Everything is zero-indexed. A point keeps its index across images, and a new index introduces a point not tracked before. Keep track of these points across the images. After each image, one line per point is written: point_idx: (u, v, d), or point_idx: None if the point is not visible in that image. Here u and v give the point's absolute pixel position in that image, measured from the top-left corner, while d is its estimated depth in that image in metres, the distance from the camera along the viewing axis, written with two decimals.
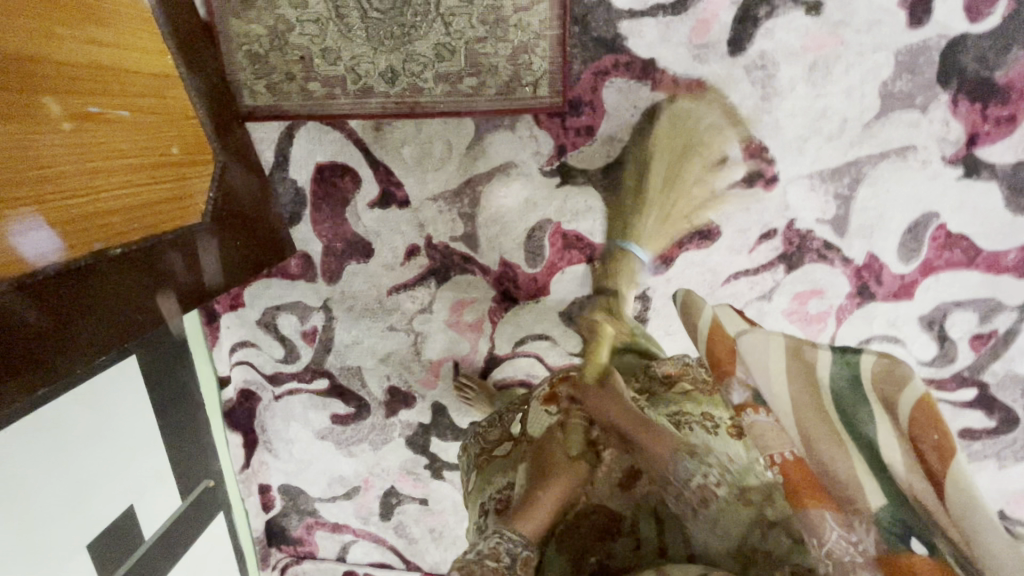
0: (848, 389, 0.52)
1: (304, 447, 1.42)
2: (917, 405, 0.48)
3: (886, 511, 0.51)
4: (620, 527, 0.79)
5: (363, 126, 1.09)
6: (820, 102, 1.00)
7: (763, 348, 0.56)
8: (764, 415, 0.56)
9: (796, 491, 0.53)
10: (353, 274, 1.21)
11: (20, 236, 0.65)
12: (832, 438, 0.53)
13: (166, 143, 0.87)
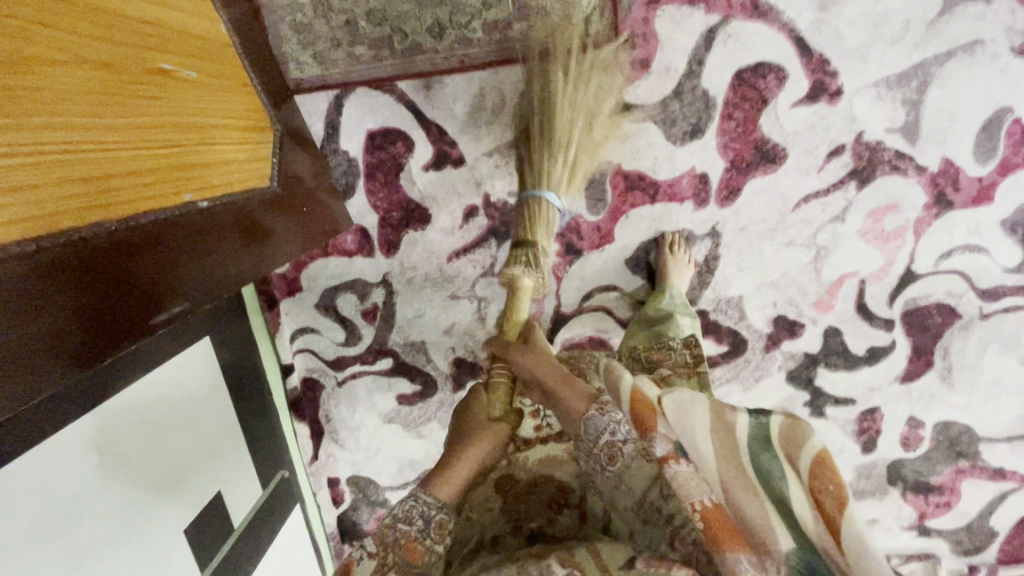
0: (762, 445, 0.57)
1: (371, 434, 1.38)
2: (812, 461, 0.53)
3: (795, 552, 0.55)
4: (568, 502, 0.87)
5: (413, 87, 1.08)
6: (881, 5, 0.98)
7: (688, 413, 0.62)
8: (688, 467, 0.61)
9: (715, 538, 0.56)
10: (412, 244, 1.20)
11: (120, 181, 0.63)
12: (744, 484, 0.58)
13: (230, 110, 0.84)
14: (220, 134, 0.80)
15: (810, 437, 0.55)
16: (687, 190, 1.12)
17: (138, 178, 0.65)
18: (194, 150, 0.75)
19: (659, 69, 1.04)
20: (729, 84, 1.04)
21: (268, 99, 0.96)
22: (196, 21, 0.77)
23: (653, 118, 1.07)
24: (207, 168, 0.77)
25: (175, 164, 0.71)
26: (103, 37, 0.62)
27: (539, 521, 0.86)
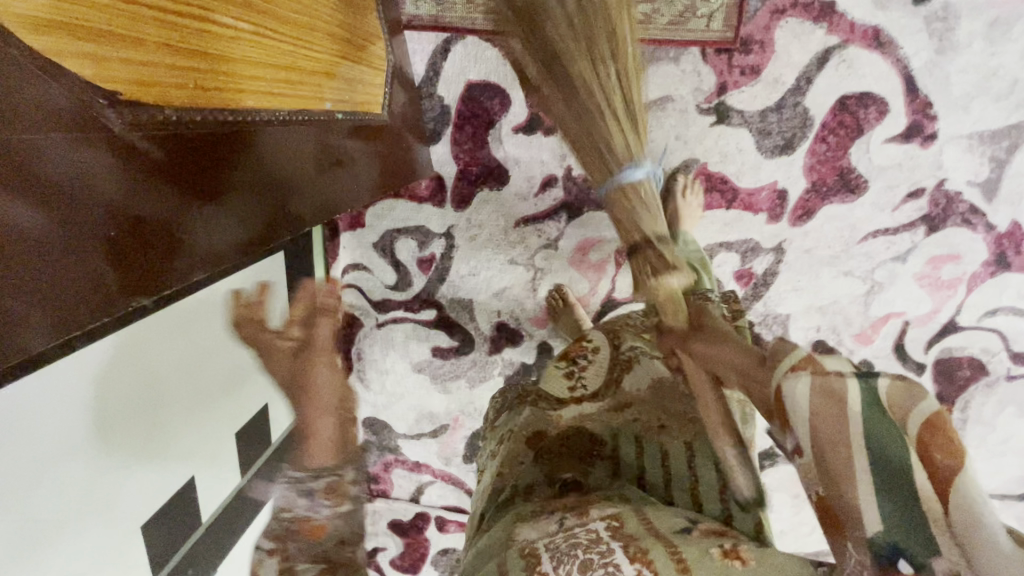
0: (874, 414, 0.52)
1: (398, 380, 1.40)
2: (924, 428, 0.49)
3: (881, 534, 0.51)
4: (601, 452, 0.95)
5: (523, 46, 1.08)
6: (995, 60, 1.00)
7: (796, 395, 0.57)
8: (803, 457, 0.57)
9: (834, 526, 0.56)
10: (484, 202, 1.21)
11: (274, 72, 0.58)
12: (848, 464, 0.52)
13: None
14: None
15: (920, 403, 0.50)
16: (763, 203, 1.14)
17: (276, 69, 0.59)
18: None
19: (767, 79, 1.05)
20: (831, 108, 1.06)
21: (387, 27, 0.96)
22: None
23: (750, 125, 1.09)
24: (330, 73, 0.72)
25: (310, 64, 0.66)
26: None
27: (574, 471, 0.93)
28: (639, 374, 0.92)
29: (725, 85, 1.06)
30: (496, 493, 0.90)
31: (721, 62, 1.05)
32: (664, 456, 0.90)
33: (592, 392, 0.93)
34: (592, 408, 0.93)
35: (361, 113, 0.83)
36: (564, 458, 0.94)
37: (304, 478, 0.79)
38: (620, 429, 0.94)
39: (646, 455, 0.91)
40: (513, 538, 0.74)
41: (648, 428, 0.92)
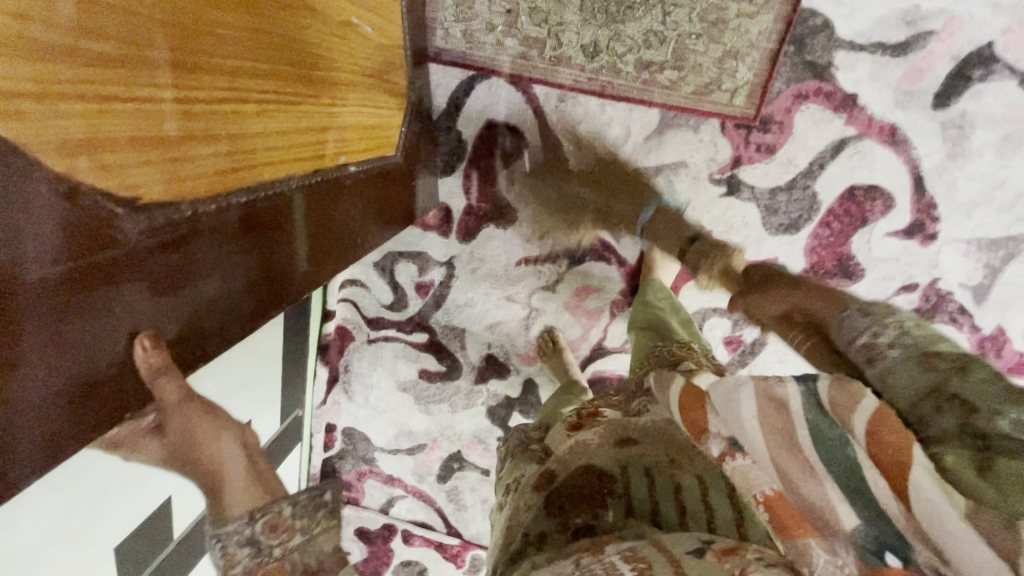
0: (819, 414, 0.46)
1: (382, 396, 1.41)
2: (875, 424, 0.43)
3: (861, 529, 0.45)
4: (612, 491, 0.85)
5: (546, 94, 1.08)
6: (1002, 173, 1.02)
7: (732, 400, 0.51)
8: (745, 458, 0.52)
9: (784, 527, 0.48)
10: (489, 238, 1.22)
11: (283, 145, 0.62)
12: (802, 463, 0.47)
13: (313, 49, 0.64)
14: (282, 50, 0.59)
15: (862, 397, 0.44)
16: None
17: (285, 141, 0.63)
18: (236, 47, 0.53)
19: (781, 159, 1.07)
20: (839, 195, 1.08)
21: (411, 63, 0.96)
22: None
23: (759, 201, 1.10)
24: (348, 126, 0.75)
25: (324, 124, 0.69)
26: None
27: (588, 515, 0.83)
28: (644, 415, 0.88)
29: (740, 159, 1.08)
30: (506, 547, 0.81)
31: (739, 137, 1.06)
32: (676, 493, 0.83)
33: (581, 426, 0.87)
34: (593, 442, 0.86)
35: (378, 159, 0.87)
36: (575, 503, 0.84)
37: (240, 527, 0.52)
38: (627, 463, 0.87)
39: (660, 495, 0.83)
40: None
41: (657, 462, 0.86)
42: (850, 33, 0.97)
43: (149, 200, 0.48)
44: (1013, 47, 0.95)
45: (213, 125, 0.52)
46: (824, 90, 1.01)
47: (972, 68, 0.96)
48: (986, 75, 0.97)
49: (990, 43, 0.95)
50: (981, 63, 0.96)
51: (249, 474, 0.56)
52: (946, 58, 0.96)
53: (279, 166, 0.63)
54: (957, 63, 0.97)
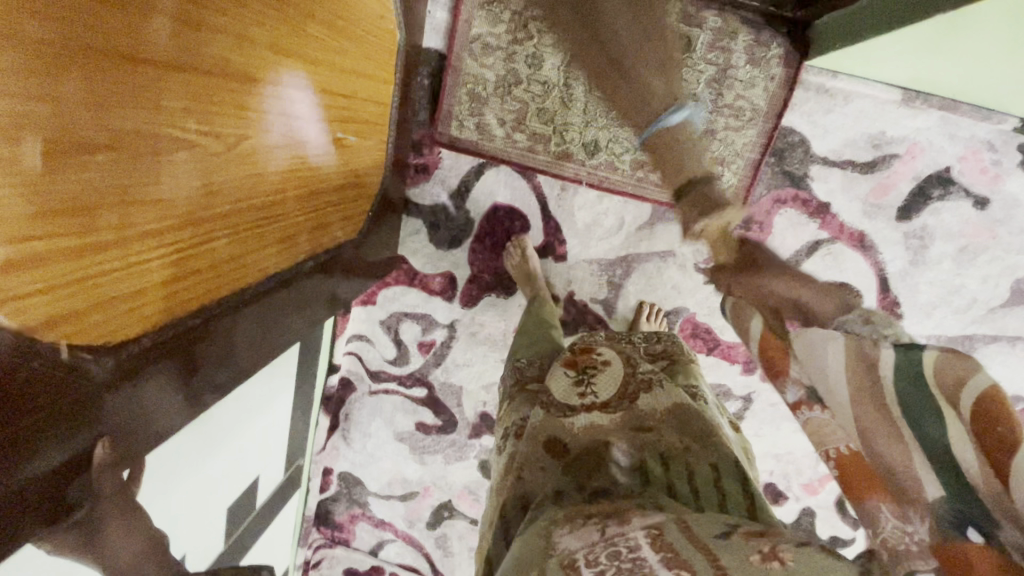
0: (919, 383, 0.56)
1: (379, 444, 1.48)
2: (979, 400, 0.51)
3: (943, 504, 0.55)
4: (626, 463, 0.81)
5: (550, 183, 1.19)
6: (958, 280, 1.12)
7: (823, 356, 0.63)
8: (825, 413, 0.64)
9: (856, 488, 0.62)
10: (490, 305, 1.31)
11: (196, 256, 0.68)
12: (890, 430, 0.58)
13: (249, 181, 0.74)
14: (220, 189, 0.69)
15: (975, 375, 0.52)
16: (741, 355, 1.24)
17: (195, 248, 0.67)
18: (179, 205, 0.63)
19: None
20: None
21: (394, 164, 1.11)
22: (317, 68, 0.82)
23: None
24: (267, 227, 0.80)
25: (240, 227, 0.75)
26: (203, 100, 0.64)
27: (601, 480, 0.78)
28: (660, 398, 0.86)
29: None
30: (519, 497, 0.81)
31: None
32: (689, 475, 0.78)
33: (603, 402, 0.87)
34: (604, 413, 0.86)
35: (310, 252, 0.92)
36: (588, 469, 0.80)
37: None
38: (643, 442, 0.82)
39: (675, 472, 0.78)
40: (553, 548, 0.63)
41: (673, 445, 0.82)
42: (825, 150, 1.08)
43: (67, 322, 0.52)
44: (968, 172, 1.06)
45: (133, 236, 0.58)
46: (800, 197, 1.12)
47: (932, 188, 1.08)
48: (943, 195, 1.08)
49: (948, 168, 1.06)
50: (940, 184, 1.07)
51: (147, 553, 0.62)
52: (909, 178, 1.08)
53: (220, 282, 0.72)
54: (918, 183, 1.08)
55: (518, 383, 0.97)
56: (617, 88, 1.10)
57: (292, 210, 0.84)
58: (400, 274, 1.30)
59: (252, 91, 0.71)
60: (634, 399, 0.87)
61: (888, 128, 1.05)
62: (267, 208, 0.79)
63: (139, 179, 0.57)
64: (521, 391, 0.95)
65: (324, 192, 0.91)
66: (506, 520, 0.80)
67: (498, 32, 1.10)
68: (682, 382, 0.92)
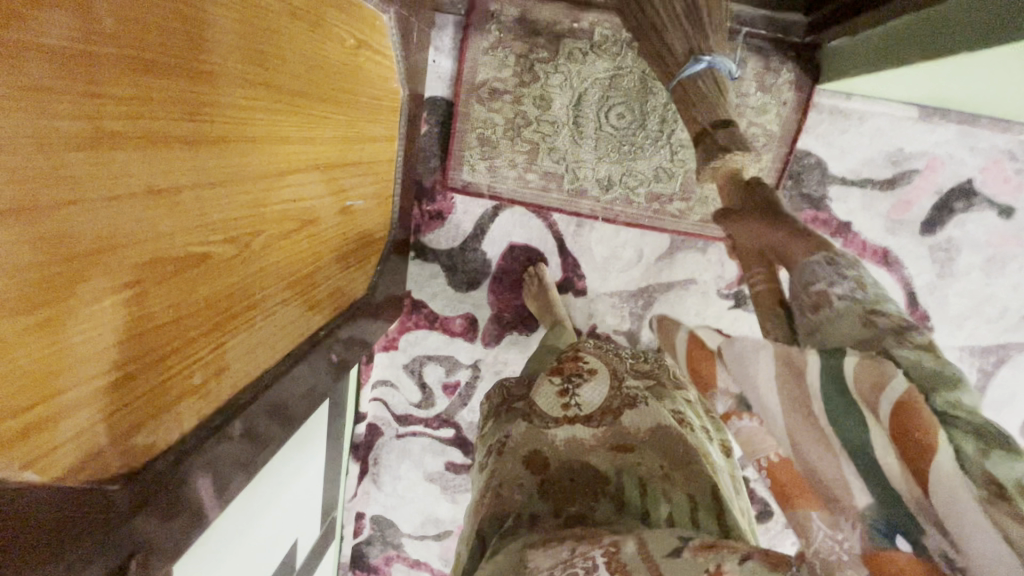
0: (838, 393, 0.50)
1: (409, 485, 1.47)
2: (894, 406, 0.46)
3: (875, 512, 0.50)
4: (605, 490, 0.79)
5: (565, 220, 1.19)
6: (988, 290, 1.10)
7: (754, 364, 0.57)
8: (751, 422, 0.62)
9: (785, 491, 0.56)
10: (512, 343, 1.30)
11: (213, 341, 0.58)
12: (814, 436, 0.52)
13: (285, 255, 0.71)
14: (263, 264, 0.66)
15: (890, 379, 0.47)
16: None
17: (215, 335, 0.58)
18: (227, 281, 0.59)
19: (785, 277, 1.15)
20: None
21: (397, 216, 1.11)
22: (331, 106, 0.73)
23: None
24: (278, 290, 0.71)
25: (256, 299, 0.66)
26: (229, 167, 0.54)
27: (581, 504, 0.77)
28: (642, 416, 0.85)
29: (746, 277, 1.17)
30: (495, 518, 0.78)
31: None
32: (666, 501, 0.76)
33: (586, 415, 0.86)
34: (585, 432, 0.85)
35: (313, 305, 0.83)
36: (568, 491, 0.79)
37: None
38: (622, 466, 0.81)
39: (651, 497, 0.77)
40: (525, 568, 0.63)
41: (652, 471, 0.80)
42: (842, 170, 1.07)
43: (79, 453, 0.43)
44: (991, 182, 1.05)
45: (144, 339, 0.48)
46: (821, 218, 1.11)
47: (954, 200, 1.06)
48: (967, 207, 1.06)
49: (970, 180, 1.05)
50: (963, 196, 1.06)
51: None
52: (930, 192, 1.06)
53: (257, 362, 0.67)
54: (940, 197, 1.06)
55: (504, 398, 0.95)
56: (628, 123, 1.09)
57: (311, 284, 0.81)
58: (420, 318, 1.30)
59: (296, 142, 0.66)
60: (617, 416, 0.86)
61: (905, 144, 1.04)
62: (281, 270, 0.71)
63: (205, 260, 0.53)
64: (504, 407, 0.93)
65: (329, 272, 0.87)
66: (482, 535, 0.78)
67: (505, 76, 1.09)
68: (669, 404, 0.88)
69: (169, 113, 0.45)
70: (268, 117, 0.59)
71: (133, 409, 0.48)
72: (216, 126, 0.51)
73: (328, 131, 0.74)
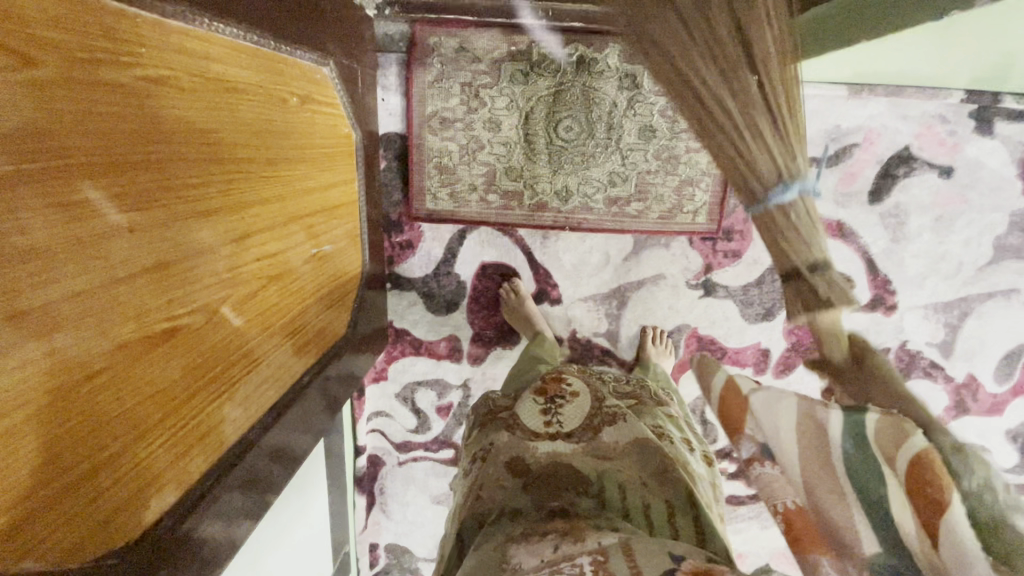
0: (856, 446, 0.44)
1: (418, 510, 1.49)
2: (914, 463, 0.40)
3: (880, 558, 0.45)
4: (586, 489, 0.82)
5: (531, 234, 1.22)
6: (942, 248, 1.15)
7: (775, 410, 0.51)
8: (771, 467, 0.53)
9: (796, 537, 0.51)
10: (498, 358, 1.33)
11: (203, 395, 0.61)
12: (828, 484, 0.47)
13: (261, 314, 0.74)
14: (240, 326, 0.69)
15: (910, 436, 0.41)
16: (749, 359, 1.25)
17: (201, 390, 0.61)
18: (205, 337, 0.61)
19: (748, 260, 1.20)
20: None
21: (369, 252, 1.15)
22: (281, 148, 0.75)
23: (733, 297, 1.22)
24: (261, 332, 0.74)
25: (238, 344, 0.68)
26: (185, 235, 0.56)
27: (563, 501, 0.80)
28: (621, 430, 0.89)
29: (711, 266, 1.21)
30: (478, 514, 0.84)
31: (706, 247, 1.20)
32: (645, 506, 0.79)
33: (567, 432, 0.91)
34: (566, 446, 0.89)
35: (299, 337, 0.87)
36: (549, 489, 0.83)
37: None
38: (602, 470, 0.84)
39: (631, 499, 0.80)
40: (507, 563, 0.68)
41: (633, 477, 0.83)
42: None
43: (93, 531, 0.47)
44: (927, 147, 1.09)
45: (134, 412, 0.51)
46: None
47: (896, 168, 1.11)
48: (909, 172, 1.11)
49: (907, 146, 1.10)
50: (903, 163, 1.10)
51: None
52: (872, 162, 1.11)
53: (251, 418, 0.70)
54: (882, 166, 1.11)
55: (490, 408, 1.01)
56: (577, 134, 1.13)
57: (291, 337, 0.84)
58: (405, 346, 1.33)
59: (248, 195, 0.68)
60: (597, 432, 0.90)
61: (842, 121, 1.08)
62: (260, 314, 0.73)
63: (178, 329, 0.57)
64: (491, 417, 0.99)
65: (306, 323, 0.90)
66: (462, 532, 0.84)
67: (452, 105, 1.13)
68: (649, 420, 0.92)
69: (128, 204, 0.48)
70: (223, 188, 0.62)
71: (124, 484, 0.51)
72: (173, 206, 0.54)
73: (282, 177, 0.76)
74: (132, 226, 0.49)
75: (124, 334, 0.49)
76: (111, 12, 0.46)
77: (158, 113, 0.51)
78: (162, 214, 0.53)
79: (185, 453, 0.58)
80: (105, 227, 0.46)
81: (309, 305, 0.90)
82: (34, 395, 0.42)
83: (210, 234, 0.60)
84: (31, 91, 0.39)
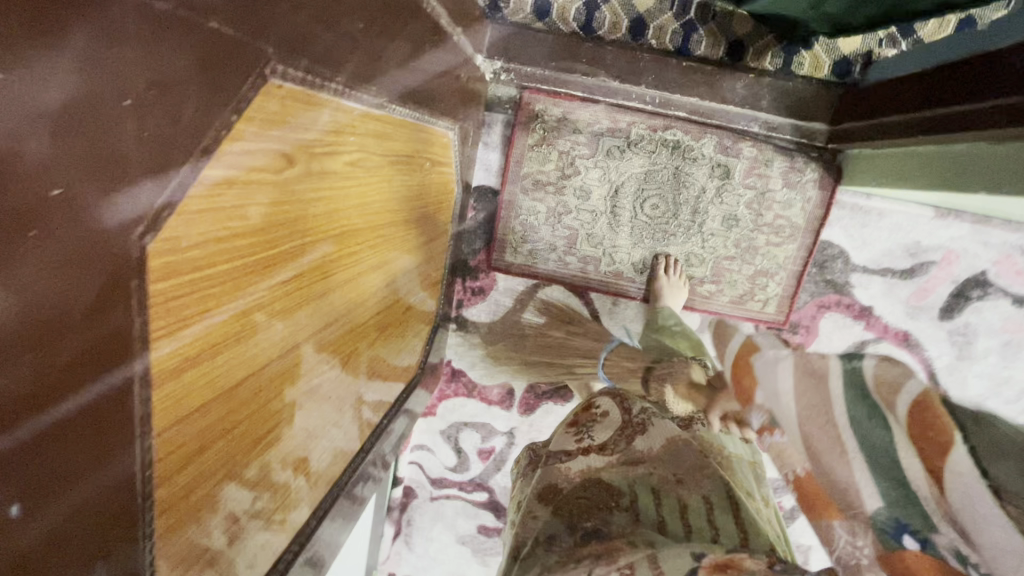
0: (859, 395, 0.51)
1: (440, 546, 1.45)
2: (913, 405, 0.48)
3: (884, 512, 0.50)
4: (618, 503, 0.74)
5: (601, 299, 1.27)
6: (1006, 372, 1.16)
7: (774, 370, 0.58)
8: (783, 436, 0.56)
9: (812, 505, 0.57)
10: (547, 411, 1.34)
11: (315, 444, 0.65)
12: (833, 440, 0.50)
13: (368, 362, 0.79)
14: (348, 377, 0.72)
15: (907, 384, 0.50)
16: None
17: (314, 438, 0.65)
18: (329, 389, 0.65)
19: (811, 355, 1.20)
20: None
21: (445, 295, 1.19)
22: (412, 210, 0.81)
23: None
24: (364, 373, 0.78)
25: (350, 388, 0.73)
26: (337, 298, 0.61)
27: (595, 520, 0.72)
28: (653, 436, 0.81)
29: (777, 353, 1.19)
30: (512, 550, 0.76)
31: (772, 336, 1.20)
32: (682, 509, 0.73)
33: (600, 445, 0.83)
34: (601, 460, 0.81)
35: (383, 379, 0.90)
36: (580, 509, 0.74)
37: None
38: (634, 479, 0.76)
39: (666, 509, 0.72)
40: None
41: (664, 481, 0.76)
42: (863, 260, 1.15)
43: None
44: (1004, 274, 1.12)
45: (270, 464, 0.55)
46: (844, 302, 1.17)
47: (969, 289, 1.13)
48: (982, 295, 1.13)
49: (984, 271, 1.12)
50: (977, 285, 1.13)
51: None
52: (947, 281, 1.14)
53: (332, 472, 0.72)
54: (956, 286, 1.14)
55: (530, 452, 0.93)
56: (661, 214, 1.18)
57: (377, 380, 0.87)
58: (459, 386, 1.35)
59: (384, 251, 0.73)
60: (630, 442, 0.82)
61: (922, 239, 1.12)
62: (367, 358, 0.78)
63: (314, 386, 0.60)
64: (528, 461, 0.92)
65: (390, 366, 0.92)
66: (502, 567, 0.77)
67: (547, 169, 1.18)
68: (678, 412, 0.84)
69: (308, 282, 0.52)
70: (370, 248, 0.67)
71: (246, 534, 0.54)
72: (335, 278, 0.58)
73: (408, 231, 0.82)
74: (307, 299, 0.53)
75: (285, 397, 0.54)
76: (344, 108, 0.51)
77: (346, 192, 0.56)
78: (328, 281, 0.57)
79: (284, 504, 0.60)
80: (293, 302, 0.50)
81: (395, 349, 0.93)
82: (223, 459, 0.45)
83: (352, 294, 0.65)
84: (286, 186, 0.44)
